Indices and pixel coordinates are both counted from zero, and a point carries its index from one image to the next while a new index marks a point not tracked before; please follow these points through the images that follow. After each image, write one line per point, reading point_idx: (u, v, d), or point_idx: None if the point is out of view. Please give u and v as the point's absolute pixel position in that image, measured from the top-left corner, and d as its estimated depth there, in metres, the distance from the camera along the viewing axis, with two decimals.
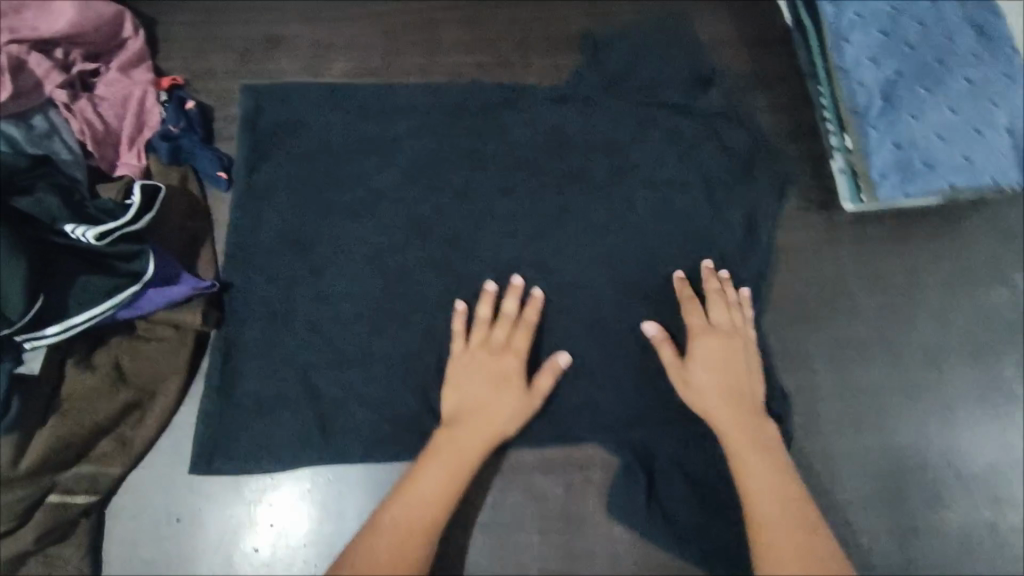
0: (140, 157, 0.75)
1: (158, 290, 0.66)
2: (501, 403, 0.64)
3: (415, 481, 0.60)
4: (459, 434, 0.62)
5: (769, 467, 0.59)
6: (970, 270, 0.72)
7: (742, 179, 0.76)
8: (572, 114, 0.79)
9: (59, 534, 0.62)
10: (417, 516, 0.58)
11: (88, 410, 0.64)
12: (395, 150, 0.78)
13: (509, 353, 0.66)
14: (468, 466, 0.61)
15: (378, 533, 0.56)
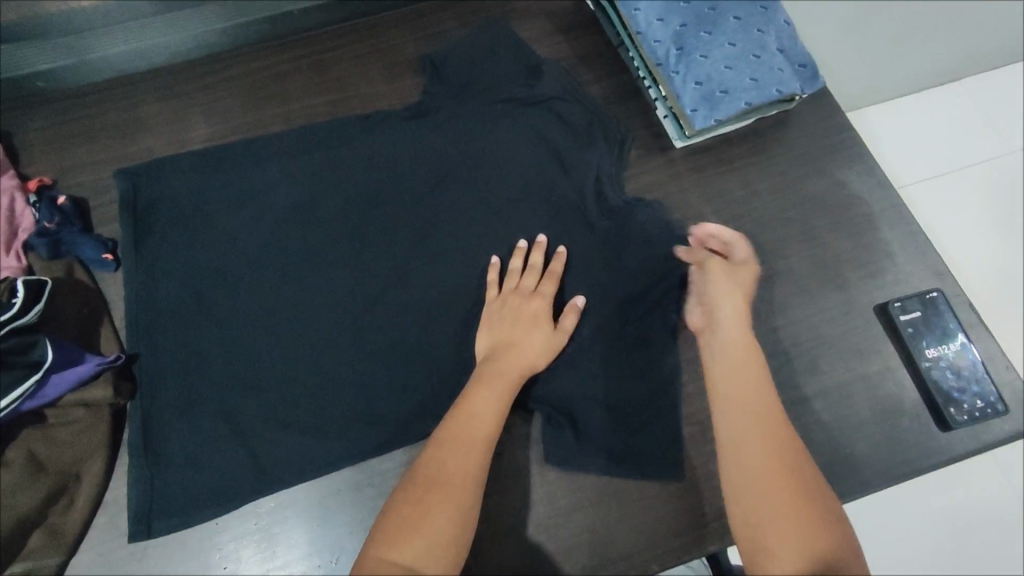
0: (21, 259, 0.77)
1: (62, 373, 0.68)
2: (522, 340, 0.70)
3: (476, 409, 0.64)
4: (504, 366, 0.68)
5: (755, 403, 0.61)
6: (789, 172, 0.85)
7: (586, 142, 0.85)
8: (427, 122, 0.86)
9: None
10: (453, 481, 0.58)
11: (10, 505, 0.64)
12: (271, 194, 0.83)
13: (539, 296, 0.74)
14: (485, 432, 0.63)
15: (444, 452, 0.60)
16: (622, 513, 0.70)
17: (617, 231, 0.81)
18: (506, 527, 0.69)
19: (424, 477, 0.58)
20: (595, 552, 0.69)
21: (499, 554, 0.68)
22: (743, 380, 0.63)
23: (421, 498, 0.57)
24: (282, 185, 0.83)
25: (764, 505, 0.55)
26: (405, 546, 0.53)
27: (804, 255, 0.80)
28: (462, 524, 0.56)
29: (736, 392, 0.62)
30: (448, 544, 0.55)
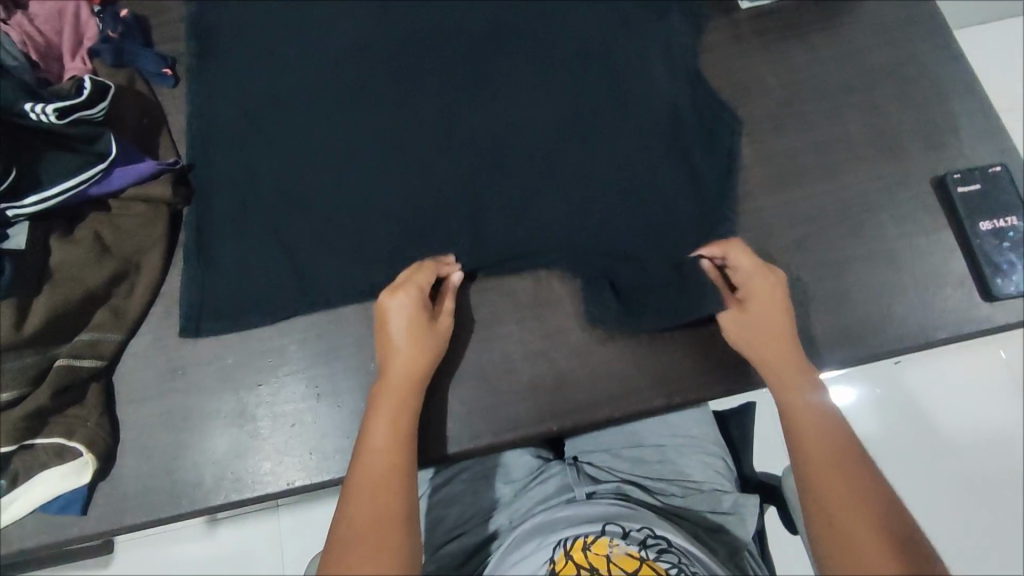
0: (87, 63, 0.78)
1: (126, 168, 0.71)
2: (417, 337, 0.65)
3: (373, 417, 0.62)
4: (394, 377, 0.64)
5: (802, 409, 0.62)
6: (858, 41, 0.81)
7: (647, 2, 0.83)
8: None
9: (74, 396, 0.66)
10: (371, 489, 0.57)
11: (79, 278, 0.67)
12: (326, 26, 0.82)
13: (400, 291, 0.67)
14: (397, 433, 0.61)
15: (358, 494, 0.57)
16: (652, 347, 0.70)
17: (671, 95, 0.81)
18: (538, 350, 0.70)
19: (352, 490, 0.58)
20: (623, 380, 0.69)
21: (530, 374, 0.69)
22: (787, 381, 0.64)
23: (352, 548, 0.54)
24: (337, 19, 0.83)
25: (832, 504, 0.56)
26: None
27: (865, 127, 0.78)
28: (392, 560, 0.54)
29: (804, 431, 0.60)
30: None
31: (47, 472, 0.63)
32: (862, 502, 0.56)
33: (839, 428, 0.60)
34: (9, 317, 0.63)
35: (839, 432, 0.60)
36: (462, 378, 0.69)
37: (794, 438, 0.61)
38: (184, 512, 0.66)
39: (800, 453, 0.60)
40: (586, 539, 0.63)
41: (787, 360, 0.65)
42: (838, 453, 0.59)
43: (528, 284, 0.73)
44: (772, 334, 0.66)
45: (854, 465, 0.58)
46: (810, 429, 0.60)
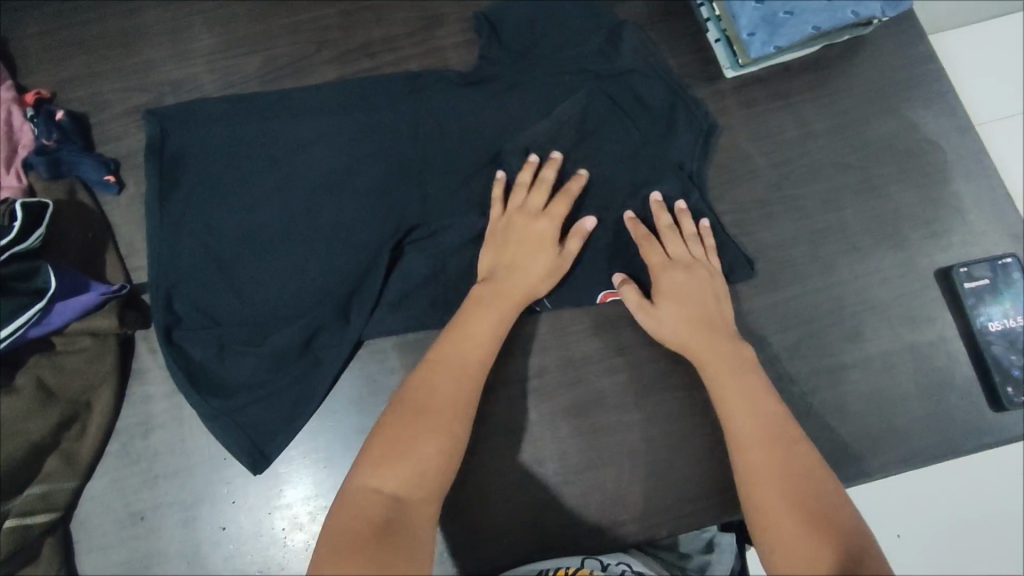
0: (21, 178, 0.73)
1: (67, 301, 0.66)
2: (541, 260, 0.65)
3: (469, 336, 0.61)
4: (505, 291, 0.64)
5: (756, 432, 0.57)
6: (856, 111, 0.74)
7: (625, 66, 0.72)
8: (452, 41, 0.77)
9: (27, 554, 0.64)
10: (434, 412, 0.56)
11: (23, 431, 0.64)
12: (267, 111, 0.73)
13: (546, 217, 0.66)
14: (475, 376, 0.59)
15: (435, 376, 0.58)
16: (634, 474, 0.66)
17: (656, 167, 0.70)
18: (513, 481, 0.66)
19: (412, 404, 0.56)
20: (603, 511, 0.66)
21: (505, 508, 0.65)
22: (747, 414, 0.58)
23: (409, 423, 0.55)
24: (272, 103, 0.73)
25: (785, 531, 0.51)
26: (387, 475, 0.52)
27: (866, 212, 0.71)
28: (439, 479, 0.54)
29: (736, 428, 0.58)
30: (438, 478, 0.54)
31: None
32: (803, 508, 0.52)
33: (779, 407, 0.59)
34: None
35: (778, 438, 0.57)
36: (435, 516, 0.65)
37: (734, 436, 0.58)
38: None
39: (739, 450, 0.57)
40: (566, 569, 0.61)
41: (715, 348, 0.62)
42: (774, 445, 0.56)
43: (501, 407, 0.67)
44: (698, 318, 0.63)
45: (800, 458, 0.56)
46: (743, 408, 0.59)
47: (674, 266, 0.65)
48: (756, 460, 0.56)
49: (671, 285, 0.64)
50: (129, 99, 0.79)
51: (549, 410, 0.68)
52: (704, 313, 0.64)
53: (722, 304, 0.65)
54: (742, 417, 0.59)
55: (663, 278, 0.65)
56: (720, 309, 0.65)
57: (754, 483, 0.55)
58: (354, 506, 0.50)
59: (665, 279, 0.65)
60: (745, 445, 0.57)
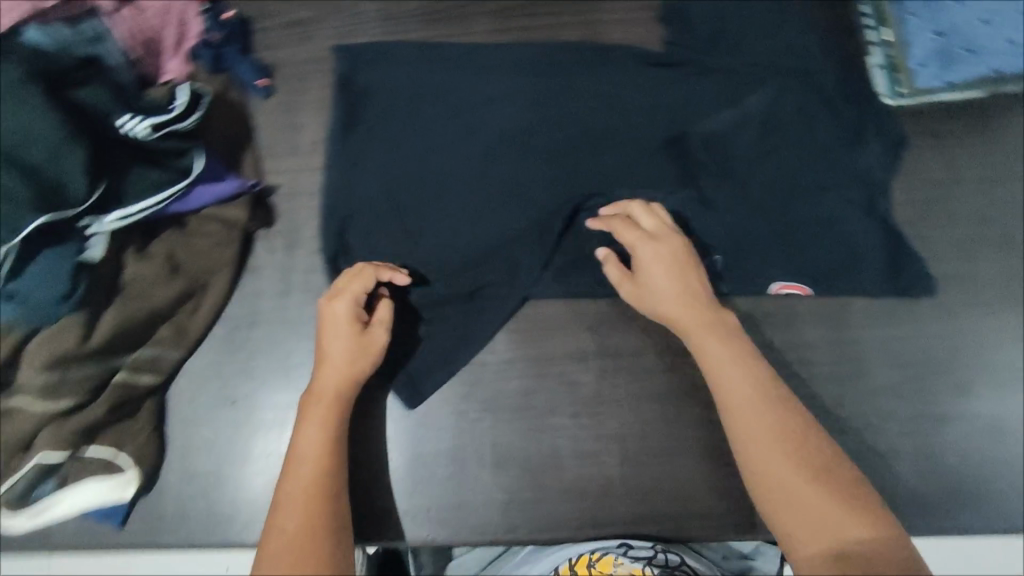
0: (186, 66, 0.77)
1: (207, 186, 0.70)
2: (351, 341, 0.64)
3: (300, 431, 0.60)
4: (323, 383, 0.62)
5: (754, 414, 0.57)
6: (1007, 166, 0.73)
7: (786, 71, 0.75)
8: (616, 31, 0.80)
9: (129, 410, 0.67)
10: (308, 510, 0.56)
11: (147, 296, 0.67)
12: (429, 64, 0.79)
13: (339, 301, 0.64)
14: (321, 467, 0.58)
15: (291, 471, 0.58)
16: (709, 472, 0.66)
17: (788, 185, 0.72)
18: (590, 451, 0.66)
19: (292, 500, 0.56)
20: (673, 501, 0.66)
21: (577, 474, 0.66)
22: (748, 402, 0.57)
23: (291, 521, 0.55)
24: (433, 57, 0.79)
25: (803, 509, 0.52)
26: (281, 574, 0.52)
27: (998, 268, 0.70)
28: (311, 528, 0.55)
29: (738, 411, 0.58)
30: (311, 544, 0.54)
31: (92, 483, 0.65)
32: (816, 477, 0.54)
33: (781, 394, 0.58)
34: (77, 331, 0.63)
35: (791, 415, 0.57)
36: (511, 466, 0.66)
37: (738, 430, 0.57)
38: (212, 541, 0.68)
39: (744, 435, 0.57)
40: (590, 556, 0.67)
41: (699, 319, 0.63)
42: (783, 428, 0.56)
43: (592, 377, 0.68)
44: (684, 286, 0.64)
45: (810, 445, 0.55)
46: (745, 396, 0.58)
47: (654, 238, 0.66)
48: (760, 446, 0.56)
49: (649, 256, 0.65)
50: (294, 11, 0.82)
51: (639, 391, 0.68)
52: (693, 286, 0.64)
53: (702, 273, 0.66)
54: (744, 405, 0.57)
55: (640, 251, 0.65)
56: (697, 279, 0.65)
57: (764, 471, 0.55)
58: None
59: (647, 257, 0.65)
60: (754, 430, 0.56)
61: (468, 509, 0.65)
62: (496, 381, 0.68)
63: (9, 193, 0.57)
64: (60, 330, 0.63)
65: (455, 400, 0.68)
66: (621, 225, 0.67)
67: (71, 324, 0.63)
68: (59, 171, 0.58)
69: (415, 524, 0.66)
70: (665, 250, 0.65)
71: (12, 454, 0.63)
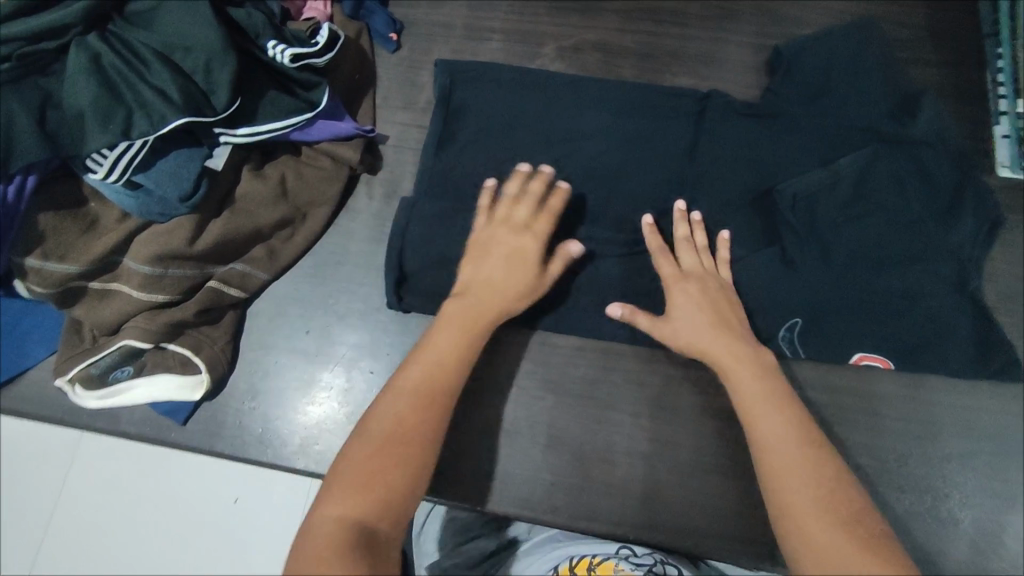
0: (327, 6, 0.80)
1: (327, 123, 0.72)
2: (503, 278, 0.62)
3: (421, 348, 0.59)
4: (473, 305, 0.61)
5: (781, 439, 0.54)
6: None
7: (928, 115, 0.71)
8: (739, 51, 0.81)
9: (213, 317, 0.69)
10: (404, 432, 0.53)
11: (254, 214, 0.70)
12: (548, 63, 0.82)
13: (530, 233, 0.64)
14: (438, 386, 0.56)
15: (393, 391, 0.55)
16: (760, 499, 0.65)
17: (904, 230, 0.68)
18: (643, 453, 0.67)
19: (383, 423, 0.53)
20: (717, 522, 0.65)
21: (627, 472, 0.66)
22: (774, 425, 0.55)
23: (377, 442, 0.52)
24: (555, 50, 0.83)
25: (826, 545, 0.48)
26: (355, 499, 0.49)
27: None
28: (404, 449, 0.52)
29: (763, 426, 0.55)
30: (400, 464, 0.51)
31: (166, 376, 0.67)
32: (822, 478, 0.52)
33: (809, 428, 0.55)
34: (186, 230, 0.66)
35: (808, 430, 0.55)
36: (565, 449, 0.67)
37: (764, 456, 0.54)
38: (264, 460, 0.69)
39: (766, 461, 0.54)
40: (592, 558, 0.67)
41: (747, 349, 0.60)
42: (804, 450, 0.53)
43: (658, 380, 0.69)
44: (716, 315, 0.62)
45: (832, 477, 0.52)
46: (775, 426, 0.55)
47: (683, 276, 0.65)
48: (784, 470, 0.52)
49: (684, 294, 0.63)
50: None
51: (701, 404, 0.68)
52: (724, 318, 0.62)
53: (736, 307, 0.64)
54: (767, 437, 0.55)
55: (674, 288, 0.64)
56: (731, 315, 0.63)
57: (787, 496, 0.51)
58: (323, 539, 0.47)
59: (677, 293, 0.63)
60: (773, 458, 0.53)
61: (515, 480, 0.67)
62: (563, 365, 0.70)
63: (165, 92, 0.61)
64: (172, 227, 0.66)
65: (519, 376, 0.70)
66: (660, 253, 0.66)
67: (182, 224, 0.66)
68: (209, 80, 0.63)
69: (458, 488, 0.66)
70: (718, 291, 0.64)
71: (105, 334, 0.67)
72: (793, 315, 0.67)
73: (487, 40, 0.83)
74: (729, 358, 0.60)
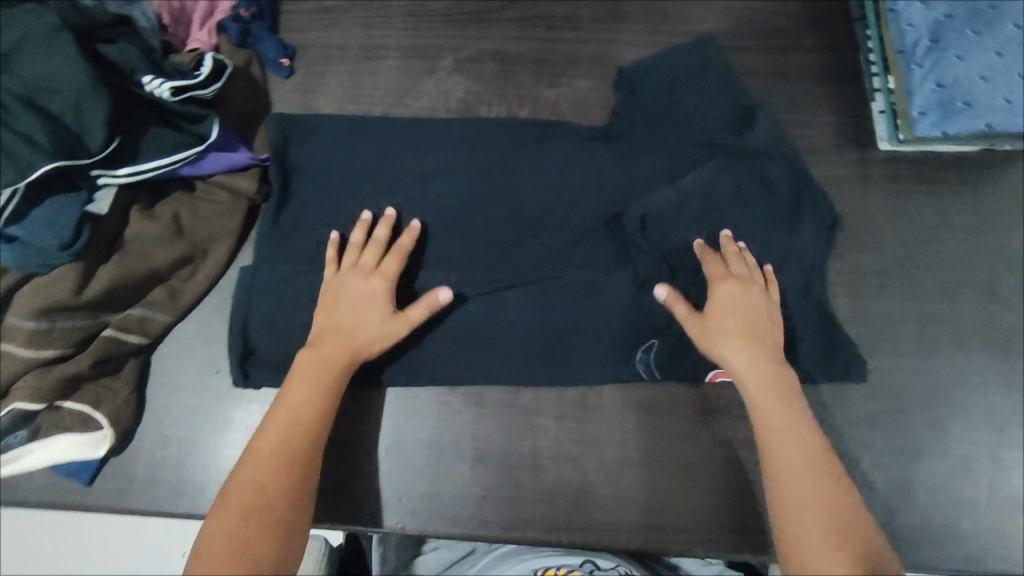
0: (212, 37, 0.79)
1: (219, 154, 0.70)
2: (353, 327, 0.64)
3: (276, 410, 0.59)
4: (327, 354, 0.62)
5: (791, 459, 0.56)
6: (996, 219, 0.76)
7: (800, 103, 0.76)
8: (629, 51, 0.84)
9: (112, 367, 0.66)
10: (265, 501, 0.53)
11: (147, 255, 0.67)
12: (447, 76, 0.83)
13: (379, 277, 0.66)
14: (298, 449, 0.57)
15: (252, 460, 0.56)
16: (687, 483, 0.66)
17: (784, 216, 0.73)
18: (569, 455, 0.67)
19: (241, 494, 0.53)
20: (648, 511, 0.66)
21: (555, 476, 0.66)
22: (789, 443, 0.57)
23: (237, 516, 0.52)
24: (452, 63, 0.83)
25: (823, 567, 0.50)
26: (221, 574, 0.49)
27: (972, 309, 0.73)
28: (267, 517, 0.53)
29: (772, 433, 0.58)
30: (264, 533, 0.52)
31: (63, 437, 0.63)
32: (828, 502, 0.53)
33: (824, 449, 0.57)
34: (72, 279, 0.63)
35: (823, 458, 0.56)
36: (492, 460, 0.67)
37: (774, 473, 0.56)
38: (180, 511, 0.66)
39: (778, 481, 0.56)
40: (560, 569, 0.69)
41: (757, 361, 0.62)
42: (814, 471, 0.55)
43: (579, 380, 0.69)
44: (754, 338, 0.63)
45: (837, 498, 0.54)
46: (789, 447, 0.57)
47: (734, 284, 0.66)
48: (796, 496, 0.54)
49: (724, 303, 0.65)
50: None
51: (622, 399, 0.69)
52: (755, 330, 0.64)
53: (775, 324, 0.66)
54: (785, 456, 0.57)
55: (716, 295, 0.66)
56: (771, 331, 0.65)
57: (791, 522, 0.53)
58: None
59: (720, 295, 0.65)
60: (784, 480, 0.55)
61: (446, 498, 0.66)
62: (484, 377, 0.69)
63: (31, 137, 0.58)
64: (56, 277, 0.63)
65: (440, 391, 0.69)
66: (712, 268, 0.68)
67: (67, 273, 0.63)
68: (80, 120, 0.60)
69: (386, 513, 0.66)
70: (756, 303, 0.65)
71: None
72: (649, 334, 0.69)
73: (383, 58, 0.83)
74: (743, 364, 0.62)
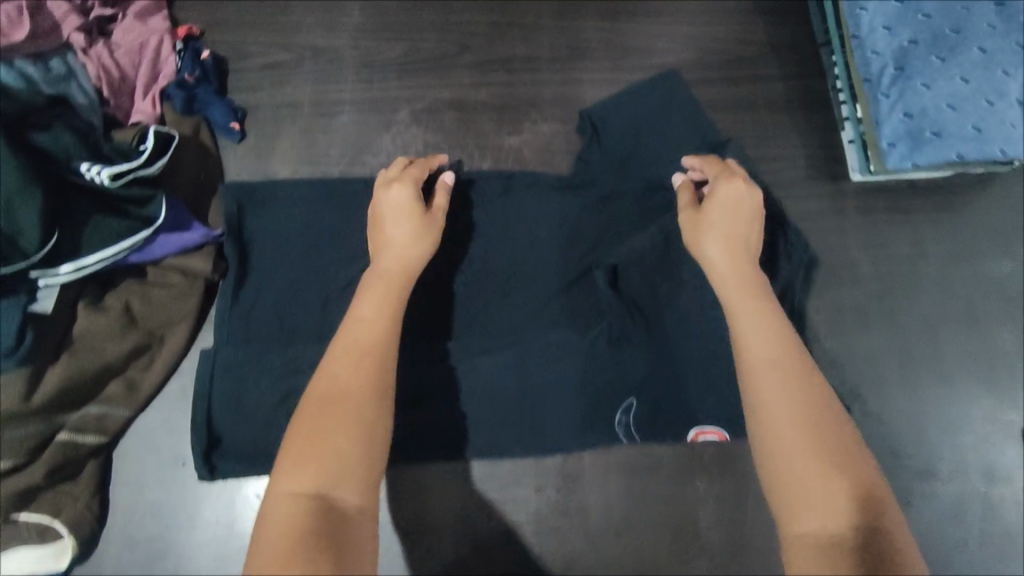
0: (156, 106, 0.75)
1: (170, 236, 0.67)
2: (409, 227, 0.60)
3: (351, 320, 0.53)
4: (384, 271, 0.58)
5: (770, 370, 0.47)
6: (971, 245, 0.75)
7: None
8: (592, 91, 0.81)
9: (70, 472, 0.63)
10: (349, 394, 0.47)
11: (100, 350, 0.64)
12: (405, 129, 0.80)
13: (400, 183, 0.63)
14: (383, 359, 0.50)
15: (337, 364, 0.49)
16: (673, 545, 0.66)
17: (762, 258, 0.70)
18: (550, 525, 0.67)
19: (319, 397, 0.47)
20: None
21: (535, 547, 0.67)
22: (770, 348, 0.48)
23: (322, 414, 0.46)
24: (410, 114, 0.80)
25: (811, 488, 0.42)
26: (304, 472, 0.43)
27: (952, 342, 0.72)
28: (352, 405, 0.47)
29: (752, 358, 0.48)
30: (351, 424, 0.46)
31: (21, 551, 0.60)
32: (812, 421, 0.44)
33: (807, 361, 0.48)
34: (20, 386, 0.60)
35: (805, 367, 0.48)
36: (472, 536, 0.67)
37: (754, 381, 0.47)
38: None
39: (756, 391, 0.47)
40: None
41: (747, 278, 0.54)
42: (794, 378, 0.46)
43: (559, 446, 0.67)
44: (741, 239, 0.57)
45: (822, 408, 0.45)
46: (765, 357, 0.48)
47: (730, 180, 0.60)
48: (778, 412, 0.45)
49: (726, 194, 0.59)
50: (271, 54, 0.82)
51: (602, 462, 0.68)
52: (746, 229, 0.58)
53: (758, 230, 0.59)
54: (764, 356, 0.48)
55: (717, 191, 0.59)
56: (755, 229, 0.58)
57: (772, 426, 0.44)
58: (280, 526, 0.41)
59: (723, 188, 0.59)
60: (763, 392, 0.46)
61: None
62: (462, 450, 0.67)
63: None
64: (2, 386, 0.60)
65: (417, 467, 0.68)
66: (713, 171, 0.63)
67: (14, 381, 0.60)
68: (11, 220, 0.57)
69: None
70: (750, 203, 0.59)
71: None
72: (625, 398, 0.67)
73: (338, 114, 0.80)
74: (724, 270, 0.55)
